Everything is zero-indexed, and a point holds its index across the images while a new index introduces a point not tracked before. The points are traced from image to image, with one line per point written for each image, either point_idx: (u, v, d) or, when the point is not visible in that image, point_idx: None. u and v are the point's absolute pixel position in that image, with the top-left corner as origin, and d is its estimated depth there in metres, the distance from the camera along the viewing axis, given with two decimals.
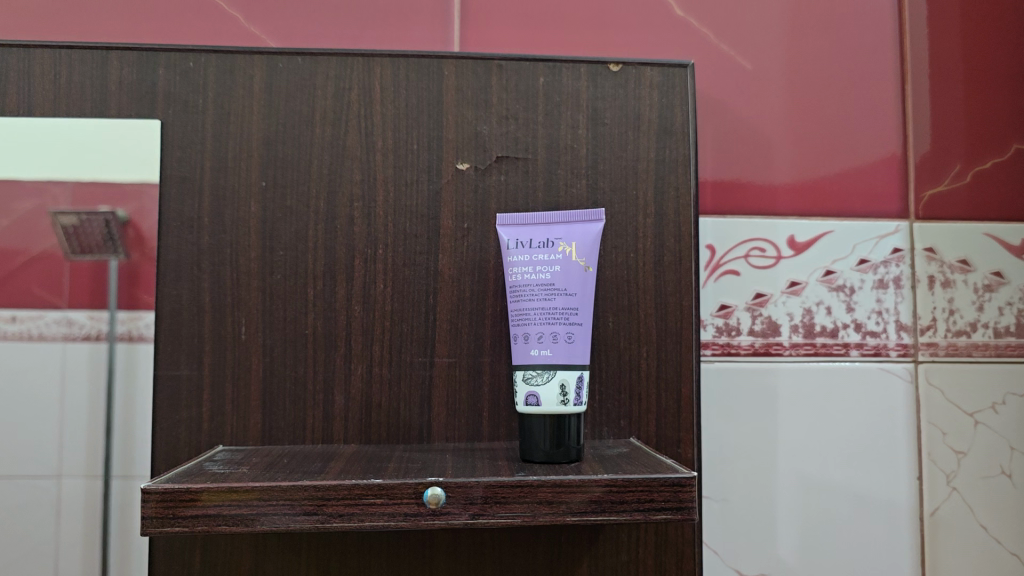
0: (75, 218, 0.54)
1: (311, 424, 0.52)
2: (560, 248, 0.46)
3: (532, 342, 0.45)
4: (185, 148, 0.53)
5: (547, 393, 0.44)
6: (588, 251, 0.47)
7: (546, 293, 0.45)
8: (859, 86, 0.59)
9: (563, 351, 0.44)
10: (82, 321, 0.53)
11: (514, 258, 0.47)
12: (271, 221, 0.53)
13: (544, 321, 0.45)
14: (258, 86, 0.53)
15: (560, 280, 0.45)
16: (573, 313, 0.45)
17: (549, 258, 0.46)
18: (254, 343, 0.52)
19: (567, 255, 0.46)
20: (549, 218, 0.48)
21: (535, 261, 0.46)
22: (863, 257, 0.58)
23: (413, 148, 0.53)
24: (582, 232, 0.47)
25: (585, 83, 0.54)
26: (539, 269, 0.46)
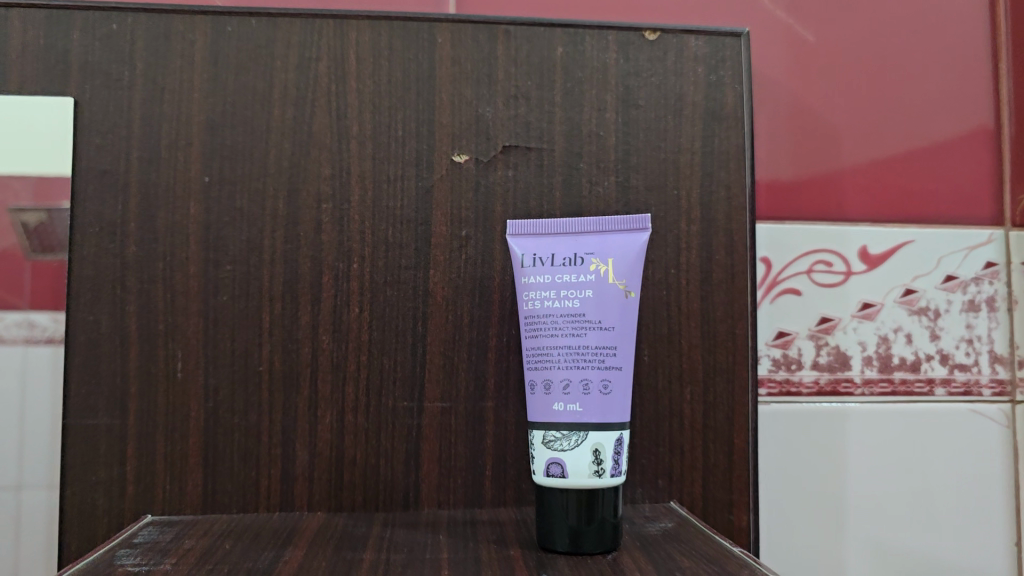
0: (39, 216, 0.42)
1: (266, 487, 0.41)
2: (592, 266, 0.35)
3: (554, 393, 0.34)
4: (107, 134, 0.41)
5: (576, 462, 0.33)
6: (629, 270, 0.36)
7: (575, 328, 0.34)
8: (944, 63, 0.48)
9: (595, 406, 0.33)
10: (44, 324, 0.42)
11: (530, 278, 0.36)
12: (216, 226, 0.41)
13: (571, 366, 0.34)
14: (200, 55, 0.42)
15: (592, 309, 0.34)
16: (610, 353, 0.34)
17: (577, 279, 0.35)
18: (193, 383, 0.41)
19: (602, 276, 0.35)
20: (574, 226, 0.36)
21: (557, 284, 0.35)
22: (949, 273, 0.48)
23: (397, 135, 0.42)
24: (619, 244, 0.36)
25: (615, 55, 0.43)
26: (564, 295, 0.35)
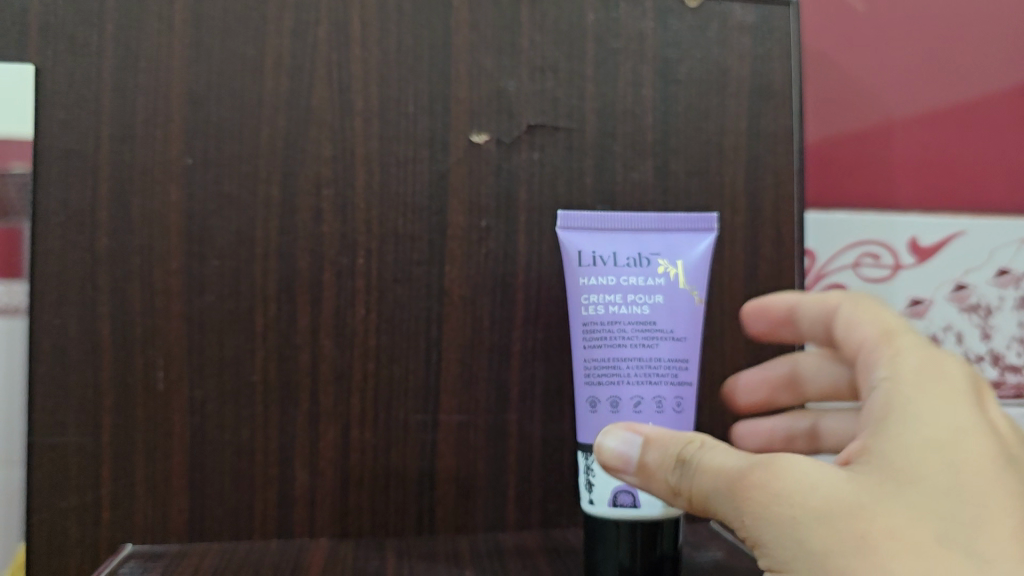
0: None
1: (261, 512, 0.36)
2: (661, 268, 0.32)
3: (624, 412, 0.31)
4: (71, 108, 0.36)
5: (649, 492, 0.30)
6: (698, 274, 0.33)
7: (645, 337, 0.31)
8: (1000, 37, 0.44)
9: (668, 426, 0.31)
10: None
11: (586, 279, 0.32)
12: (201, 216, 0.36)
13: (644, 380, 0.31)
14: (180, 16, 0.36)
15: (663, 317, 0.32)
16: (682, 367, 0.31)
17: (646, 283, 0.32)
18: (177, 396, 0.36)
19: (672, 279, 0.32)
20: (634, 220, 0.33)
21: (623, 287, 0.32)
22: (1002, 267, 0.44)
23: (409, 111, 0.37)
24: (686, 243, 0.33)
25: (653, 23, 0.38)
26: (632, 300, 0.32)
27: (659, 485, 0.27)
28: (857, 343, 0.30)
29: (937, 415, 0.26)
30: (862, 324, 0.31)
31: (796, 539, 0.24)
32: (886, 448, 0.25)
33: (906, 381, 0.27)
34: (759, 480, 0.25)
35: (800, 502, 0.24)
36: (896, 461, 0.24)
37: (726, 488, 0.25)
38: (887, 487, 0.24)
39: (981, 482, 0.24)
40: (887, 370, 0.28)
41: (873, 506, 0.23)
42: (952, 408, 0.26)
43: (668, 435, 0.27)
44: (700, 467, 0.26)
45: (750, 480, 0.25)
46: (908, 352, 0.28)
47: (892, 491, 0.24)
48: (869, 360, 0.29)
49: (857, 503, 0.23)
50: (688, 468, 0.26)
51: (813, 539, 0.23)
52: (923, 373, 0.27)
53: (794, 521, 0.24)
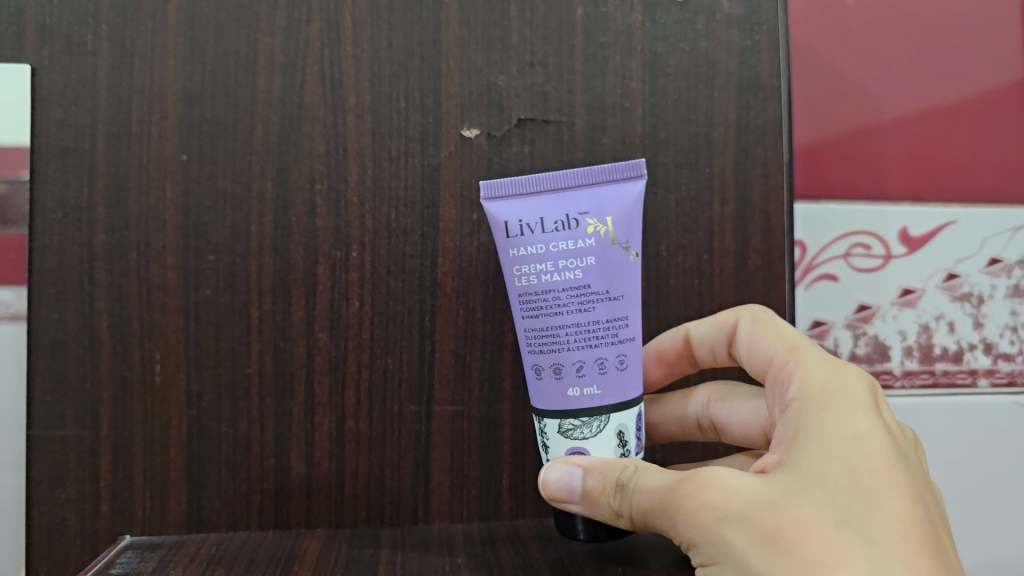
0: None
1: (259, 502, 0.36)
2: (589, 228, 0.32)
3: (568, 378, 0.31)
4: (68, 107, 0.36)
5: (600, 448, 0.31)
6: (628, 226, 0.32)
7: (581, 302, 0.31)
8: (988, 28, 0.45)
9: (613, 386, 0.31)
10: (5, 300, 0.36)
11: (518, 249, 0.32)
12: (196, 211, 0.37)
13: (584, 345, 0.31)
14: (174, 16, 0.37)
15: (595, 279, 0.31)
16: (622, 325, 0.32)
17: (575, 246, 0.31)
18: (174, 389, 0.36)
19: (602, 239, 0.32)
20: (560, 181, 0.32)
21: (554, 254, 0.31)
22: (993, 256, 0.44)
23: (400, 106, 0.37)
24: (613, 195, 0.32)
25: (641, 17, 0.39)
26: (564, 266, 0.31)
27: (602, 508, 0.30)
28: (768, 359, 0.33)
29: (836, 422, 0.29)
30: (764, 336, 0.33)
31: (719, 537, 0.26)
32: (793, 459, 0.28)
33: (811, 395, 0.30)
34: (688, 491, 0.27)
35: (722, 507, 0.27)
36: (803, 466, 0.27)
37: (663, 506, 0.28)
38: (795, 486, 0.27)
39: (877, 475, 0.27)
40: (797, 386, 0.30)
41: (783, 501, 0.26)
42: (850, 413, 0.29)
43: (605, 463, 0.30)
44: (636, 488, 0.29)
45: (679, 493, 0.27)
46: (812, 367, 0.31)
47: (798, 490, 0.27)
48: (781, 374, 0.32)
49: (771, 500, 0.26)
50: (626, 491, 0.29)
51: (738, 538, 0.26)
52: (827, 388, 0.30)
53: (719, 521, 0.26)
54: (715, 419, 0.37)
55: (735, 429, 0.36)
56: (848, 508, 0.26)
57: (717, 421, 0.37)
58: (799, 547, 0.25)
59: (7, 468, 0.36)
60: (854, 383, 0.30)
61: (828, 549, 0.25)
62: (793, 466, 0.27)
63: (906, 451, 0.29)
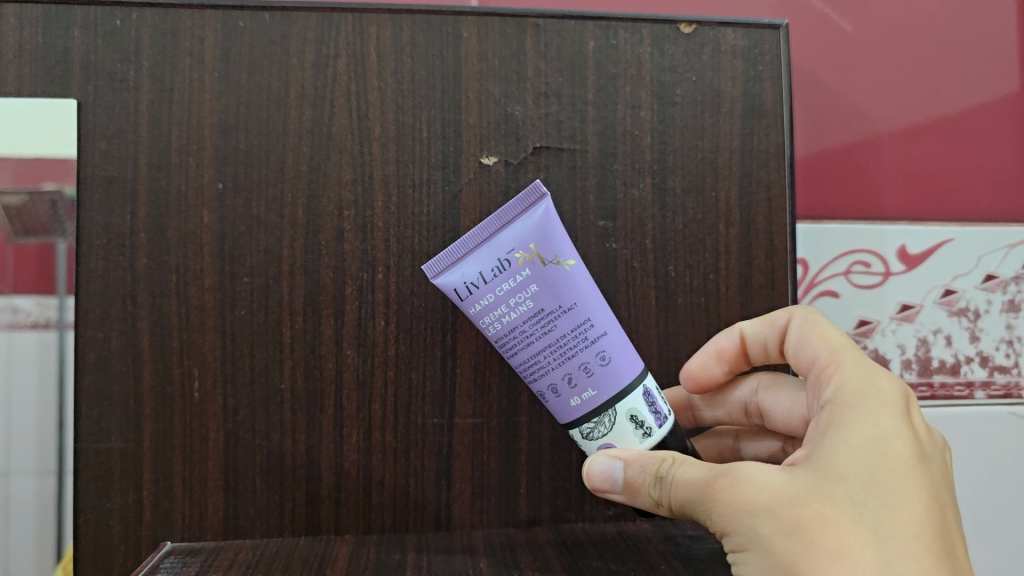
0: (19, 198, 0.39)
1: (291, 510, 0.39)
2: (519, 262, 0.34)
3: (565, 392, 0.34)
4: (112, 138, 0.39)
5: (622, 438, 0.33)
6: (553, 242, 0.35)
7: (542, 326, 0.34)
8: (980, 55, 0.47)
9: (605, 382, 0.34)
10: (28, 308, 0.39)
11: (473, 307, 0.35)
12: (232, 236, 0.39)
13: (563, 359, 0.34)
14: (211, 53, 0.39)
15: (546, 302, 0.34)
16: (588, 327, 0.34)
17: (516, 284, 0.34)
18: (212, 404, 0.39)
19: (535, 265, 0.34)
20: (480, 233, 0.34)
21: (502, 297, 0.34)
22: (989, 272, 0.46)
23: (423, 136, 0.40)
24: (528, 225, 0.35)
25: (649, 49, 0.41)
26: (515, 302, 0.34)
27: (644, 497, 0.32)
28: (813, 360, 0.33)
29: (868, 422, 0.29)
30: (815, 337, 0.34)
31: (748, 528, 0.28)
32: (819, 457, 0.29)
33: (849, 393, 0.31)
34: (720, 486, 0.29)
35: (751, 501, 0.28)
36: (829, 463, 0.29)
37: (698, 498, 0.30)
38: (820, 483, 0.28)
39: (900, 477, 0.28)
40: (834, 387, 0.31)
41: (808, 496, 0.28)
42: (881, 415, 0.30)
43: (643, 456, 0.32)
44: (675, 481, 0.30)
45: (713, 488, 0.29)
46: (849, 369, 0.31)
47: (822, 490, 0.28)
48: (822, 377, 0.32)
49: (797, 496, 0.28)
50: (664, 483, 0.31)
51: (764, 530, 0.28)
52: (863, 389, 0.31)
53: (747, 515, 0.28)
54: (761, 404, 0.38)
55: (778, 418, 0.37)
56: (870, 506, 0.27)
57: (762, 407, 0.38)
58: (819, 543, 0.27)
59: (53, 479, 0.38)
60: (888, 387, 0.31)
61: (844, 542, 0.27)
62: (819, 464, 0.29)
63: (933, 454, 0.30)
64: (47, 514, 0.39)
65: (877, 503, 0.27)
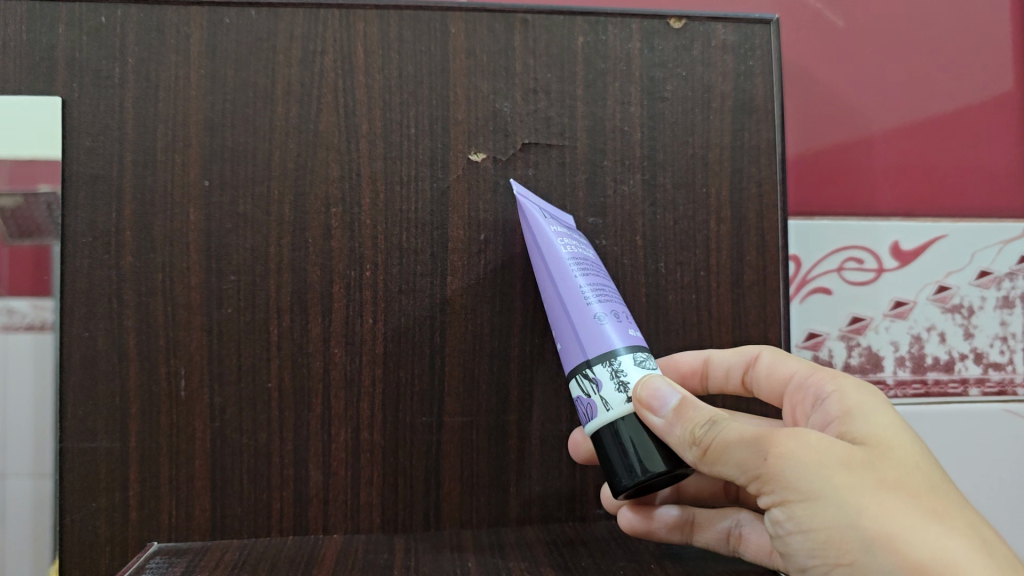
0: (14, 200, 0.38)
1: (278, 510, 0.38)
2: (584, 239, 0.37)
3: (625, 320, 0.32)
4: (97, 136, 0.38)
5: None
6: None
7: (604, 274, 0.35)
8: (973, 50, 0.47)
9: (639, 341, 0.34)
10: (24, 310, 0.38)
11: (550, 230, 0.35)
12: (218, 234, 0.39)
13: (620, 303, 0.34)
14: (196, 49, 0.39)
15: (602, 267, 0.36)
16: None
17: (583, 244, 0.36)
18: (199, 403, 0.38)
19: (592, 248, 0.37)
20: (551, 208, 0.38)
21: (575, 242, 0.36)
22: (983, 268, 0.46)
23: (410, 132, 0.39)
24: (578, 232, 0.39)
25: (639, 44, 0.41)
26: (583, 250, 0.35)
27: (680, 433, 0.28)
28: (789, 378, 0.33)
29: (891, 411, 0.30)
30: (790, 359, 0.34)
31: (823, 476, 0.26)
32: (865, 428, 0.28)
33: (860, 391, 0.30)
34: (786, 433, 0.27)
35: (826, 453, 0.26)
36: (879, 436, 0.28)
37: (759, 441, 0.27)
38: (881, 451, 0.27)
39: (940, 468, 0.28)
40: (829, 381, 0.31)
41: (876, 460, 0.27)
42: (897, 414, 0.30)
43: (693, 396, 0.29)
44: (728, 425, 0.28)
45: (777, 433, 0.27)
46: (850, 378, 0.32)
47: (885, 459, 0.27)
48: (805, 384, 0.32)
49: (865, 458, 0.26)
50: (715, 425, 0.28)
51: (844, 481, 0.25)
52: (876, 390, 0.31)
53: (820, 460, 0.26)
54: None
55: None
56: (935, 482, 0.27)
57: None
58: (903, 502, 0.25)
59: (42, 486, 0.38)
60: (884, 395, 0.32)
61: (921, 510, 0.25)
62: (871, 436, 0.28)
63: None
64: (40, 520, 0.38)
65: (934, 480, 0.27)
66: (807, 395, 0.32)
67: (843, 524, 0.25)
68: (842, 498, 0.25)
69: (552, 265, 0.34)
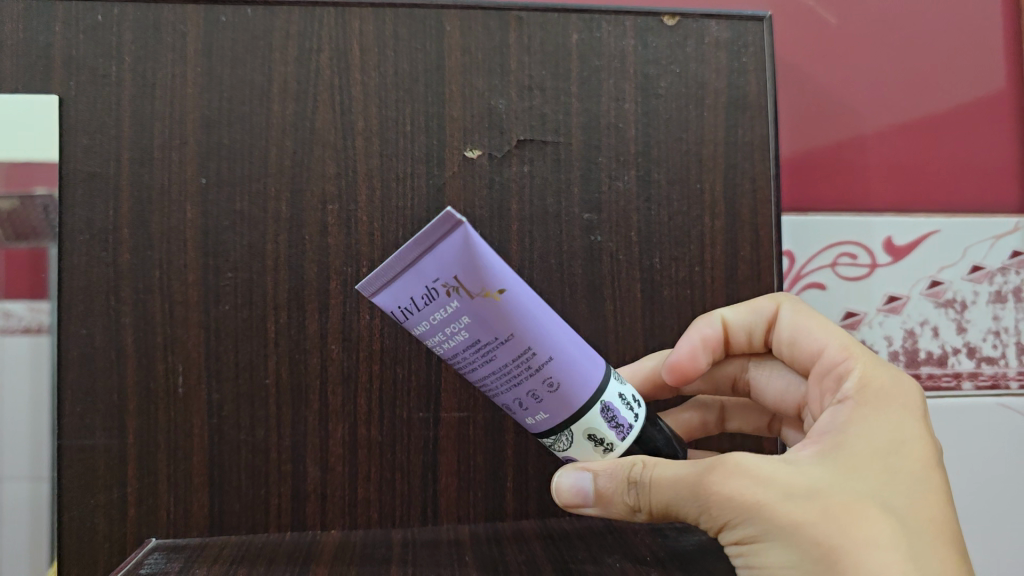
0: (10, 202, 0.39)
1: (276, 506, 0.39)
2: (446, 295, 0.29)
3: (521, 412, 0.31)
4: (94, 134, 0.38)
5: (583, 453, 0.31)
6: (482, 270, 0.29)
7: (483, 355, 0.30)
8: (965, 46, 0.47)
9: (556, 409, 0.30)
10: (20, 313, 0.39)
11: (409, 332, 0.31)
12: (215, 232, 0.39)
13: (510, 386, 0.30)
14: (193, 47, 0.39)
15: (480, 334, 0.29)
16: (530, 355, 0.30)
17: (446, 317, 0.29)
18: (196, 400, 0.38)
19: (462, 299, 0.29)
20: (403, 254, 0.29)
21: (433, 330, 0.30)
22: (975, 263, 0.46)
23: (406, 130, 0.40)
24: (450, 252, 0.29)
25: (633, 41, 0.41)
26: (451, 332, 0.29)
27: (616, 505, 0.30)
28: (817, 352, 0.34)
29: (876, 425, 0.30)
30: (816, 331, 0.34)
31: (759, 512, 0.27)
32: (836, 453, 0.29)
33: (867, 392, 0.31)
34: (720, 477, 0.27)
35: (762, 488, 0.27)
36: (845, 460, 0.28)
37: (691, 494, 0.28)
38: (837, 476, 0.28)
39: (916, 481, 0.28)
40: (854, 379, 0.32)
41: (829, 490, 0.27)
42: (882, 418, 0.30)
43: (612, 465, 0.30)
44: (653, 482, 0.29)
45: (707, 479, 0.28)
46: (869, 367, 0.32)
47: (840, 480, 0.27)
48: (835, 370, 0.33)
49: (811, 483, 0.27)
50: (641, 489, 0.29)
51: (779, 514, 0.27)
52: (880, 393, 0.31)
53: (760, 505, 0.27)
54: (751, 378, 0.39)
55: (770, 398, 0.38)
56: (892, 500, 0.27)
57: (753, 380, 0.39)
58: (845, 521, 0.26)
59: (36, 484, 0.38)
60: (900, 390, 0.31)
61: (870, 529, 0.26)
62: (837, 460, 0.28)
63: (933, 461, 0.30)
64: (37, 518, 0.38)
65: (898, 503, 0.27)
66: (830, 375, 0.33)
67: (784, 554, 0.26)
68: (784, 542, 0.26)
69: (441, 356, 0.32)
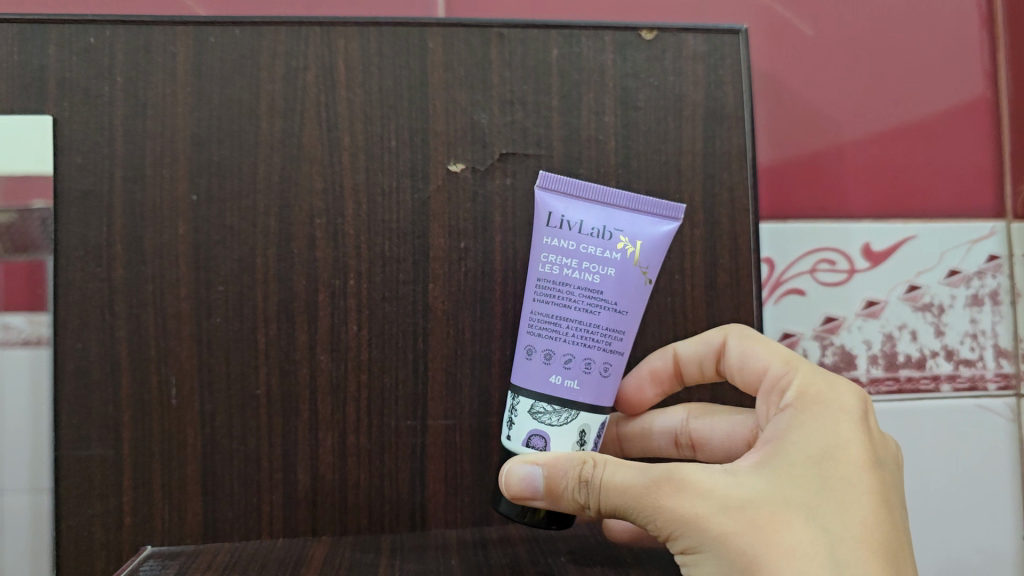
0: (9, 216, 0.40)
1: (268, 514, 0.40)
2: (620, 243, 0.33)
3: (554, 365, 0.32)
4: (87, 154, 0.40)
5: (561, 440, 0.32)
6: (657, 258, 0.34)
7: (589, 304, 0.33)
8: (940, 56, 0.48)
9: (592, 389, 0.32)
10: (20, 325, 0.40)
11: (550, 239, 0.34)
12: (206, 246, 0.40)
13: (579, 342, 0.33)
14: (183, 67, 0.40)
15: (612, 289, 0.33)
16: (617, 337, 0.33)
17: (603, 254, 0.33)
18: (190, 411, 0.39)
19: (626, 256, 0.33)
20: (609, 194, 0.34)
21: (580, 254, 0.33)
22: (952, 267, 0.47)
23: (391, 145, 0.41)
24: (649, 225, 0.34)
25: (612, 55, 0.42)
26: (588, 267, 0.33)
27: (568, 503, 0.30)
28: (762, 370, 0.34)
29: (815, 432, 0.30)
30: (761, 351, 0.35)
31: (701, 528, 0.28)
32: (774, 464, 0.30)
33: (810, 398, 0.32)
34: (669, 487, 0.29)
35: (704, 501, 0.28)
36: (780, 469, 0.29)
37: (638, 502, 0.29)
38: (774, 489, 0.29)
39: (850, 483, 0.29)
40: (794, 389, 0.32)
41: (764, 501, 0.28)
42: (826, 424, 0.31)
43: (562, 461, 0.30)
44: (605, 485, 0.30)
45: (658, 492, 0.29)
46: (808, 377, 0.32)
47: (777, 493, 0.29)
48: (778, 385, 0.33)
49: (749, 498, 0.28)
50: (592, 487, 0.30)
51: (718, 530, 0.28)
52: (821, 398, 0.32)
53: (698, 520, 0.28)
54: (694, 431, 0.39)
55: (717, 441, 0.38)
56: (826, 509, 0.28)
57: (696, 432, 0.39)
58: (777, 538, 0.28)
59: (35, 496, 0.39)
60: (846, 396, 0.32)
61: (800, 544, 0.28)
62: (774, 470, 0.29)
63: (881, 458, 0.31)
64: (36, 528, 0.39)
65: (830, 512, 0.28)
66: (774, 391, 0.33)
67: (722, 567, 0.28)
68: (719, 554, 0.28)
69: (529, 277, 0.34)
